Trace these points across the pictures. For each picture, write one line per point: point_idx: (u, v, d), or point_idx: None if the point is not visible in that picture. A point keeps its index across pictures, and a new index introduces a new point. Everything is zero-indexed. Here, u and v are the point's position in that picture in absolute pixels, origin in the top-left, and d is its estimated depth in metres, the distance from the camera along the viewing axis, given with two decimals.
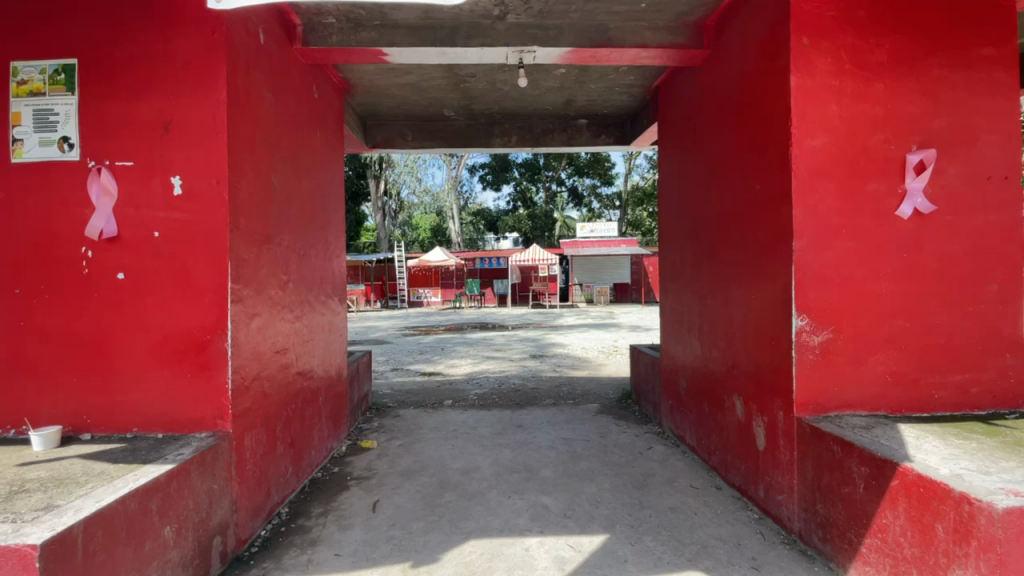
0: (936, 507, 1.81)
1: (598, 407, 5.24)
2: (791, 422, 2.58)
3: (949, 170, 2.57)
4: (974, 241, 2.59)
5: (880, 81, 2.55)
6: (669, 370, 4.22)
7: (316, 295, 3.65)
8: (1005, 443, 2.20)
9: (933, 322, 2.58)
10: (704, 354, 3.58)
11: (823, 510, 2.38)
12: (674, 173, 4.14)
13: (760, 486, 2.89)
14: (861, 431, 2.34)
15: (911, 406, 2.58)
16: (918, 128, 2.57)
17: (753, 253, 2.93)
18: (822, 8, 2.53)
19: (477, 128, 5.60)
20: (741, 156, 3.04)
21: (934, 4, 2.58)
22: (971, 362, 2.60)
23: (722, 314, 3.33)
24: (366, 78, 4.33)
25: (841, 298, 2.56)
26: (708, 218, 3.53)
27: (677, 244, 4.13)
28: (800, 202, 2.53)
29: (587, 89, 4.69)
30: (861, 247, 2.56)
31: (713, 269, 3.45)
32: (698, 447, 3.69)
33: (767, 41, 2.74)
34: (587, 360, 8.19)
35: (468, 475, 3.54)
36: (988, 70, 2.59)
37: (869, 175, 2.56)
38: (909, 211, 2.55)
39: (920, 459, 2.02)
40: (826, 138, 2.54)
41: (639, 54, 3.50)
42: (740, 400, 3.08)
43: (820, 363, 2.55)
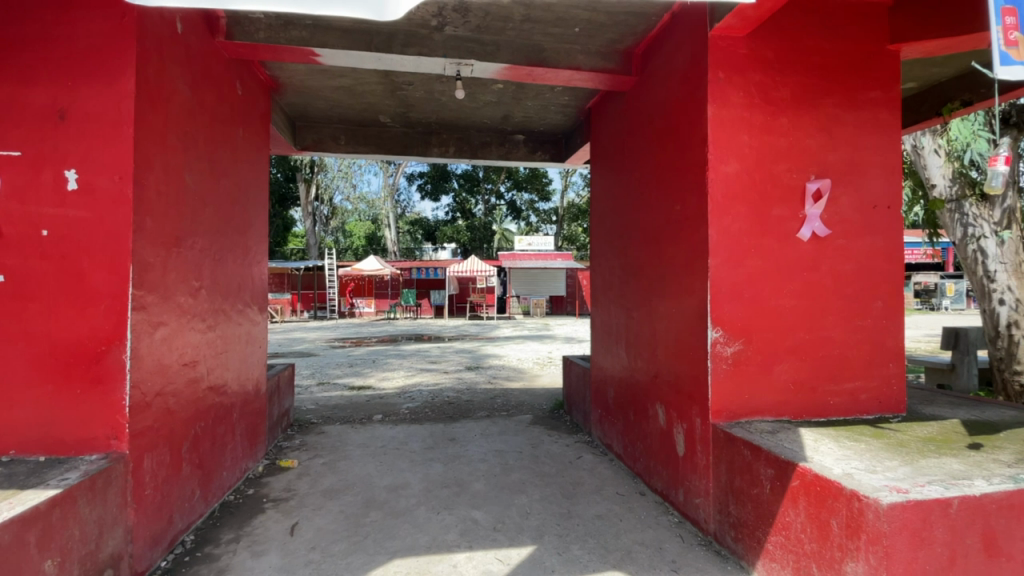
0: (831, 504, 1.99)
1: (532, 418, 5.28)
2: (707, 428, 2.74)
3: (841, 198, 2.88)
4: (862, 262, 2.90)
5: (784, 117, 2.82)
6: (598, 381, 4.35)
7: (232, 303, 3.41)
8: (887, 443, 2.46)
9: (830, 335, 2.86)
10: (630, 365, 3.72)
11: (735, 511, 2.54)
12: (604, 192, 4.30)
13: (679, 490, 3.03)
14: (768, 435, 2.53)
15: (810, 411, 2.83)
16: (816, 160, 2.85)
17: (674, 270, 3.10)
18: (736, 46, 2.77)
19: (414, 136, 5.53)
20: (664, 177, 3.23)
21: (830, 50, 2.89)
22: (861, 372, 2.90)
23: (647, 326, 3.48)
24: (296, 78, 4.17)
25: (750, 313, 2.77)
26: (634, 234, 3.70)
27: (606, 259, 4.30)
28: (715, 223, 2.72)
29: (524, 106, 4.80)
30: (769, 265, 2.79)
31: (639, 284, 3.62)
32: (624, 455, 3.81)
33: (688, 72, 2.95)
34: (522, 371, 8.24)
35: (396, 492, 3.43)
36: (873, 112, 2.93)
37: (775, 200, 2.80)
38: (808, 234, 2.82)
39: (817, 460, 2.21)
40: (738, 165, 2.76)
41: (573, 76, 3.63)
42: (662, 408, 3.22)
43: (732, 372, 2.73)
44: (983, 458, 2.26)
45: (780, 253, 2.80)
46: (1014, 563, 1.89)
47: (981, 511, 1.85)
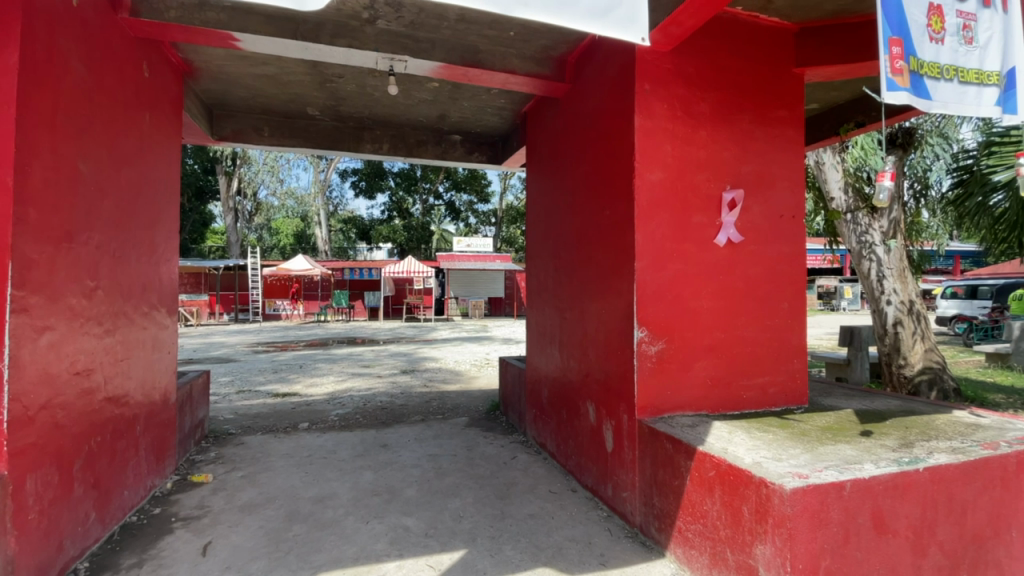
0: (742, 491, 2.14)
1: (467, 420, 5.25)
2: (633, 424, 2.85)
3: (752, 208, 3.11)
4: (771, 267, 3.15)
5: (704, 130, 3.00)
6: (533, 381, 4.40)
7: (135, 305, 3.10)
8: (791, 433, 2.68)
9: (742, 334, 3.08)
10: (563, 365, 3.80)
11: (659, 503, 2.66)
12: (539, 194, 4.37)
13: (608, 485, 3.13)
14: (688, 428, 2.68)
15: (726, 405, 3.03)
16: (731, 171, 3.06)
17: (603, 271, 3.21)
18: (660, 61, 2.92)
19: (346, 131, 5.33)
20: (595, 182, 3.34)
21: (744, 70, 3.11)
22: (770, 368, 3.15)
23: (578, 327, 3.56)
24: (214, 63, 3.89)
25: (672, 314, 2.92)
26: (567, 237, 3.78)
27: (541, 260, 4.36)
28: (640, 228, 2.84)
29: (460, 106, 4.77)
30: (689, 269, 2.96)
31: (571, 285, 3.70)
32: (557, 453, 3.89)
33: (617, 82, 3.06)
34: (459, 373, 8.18)
35: (322, 503, 3.27)
36: (781, 129, 3.19)
37: (695, 207, 2.98)
38: (723, 240, 3.02)
39: (731, 450, 2.37)
40: (661, 173, 2.90)
41: (508, 80, 3.64)
42: (592, 406, 3.31)
43: (656, 370, 2.87)
44: (871, 444, 2.52)
45: (699, 257, 2.98)
46: (896, 537, 2.12)
47: (869, 492, 2.06)
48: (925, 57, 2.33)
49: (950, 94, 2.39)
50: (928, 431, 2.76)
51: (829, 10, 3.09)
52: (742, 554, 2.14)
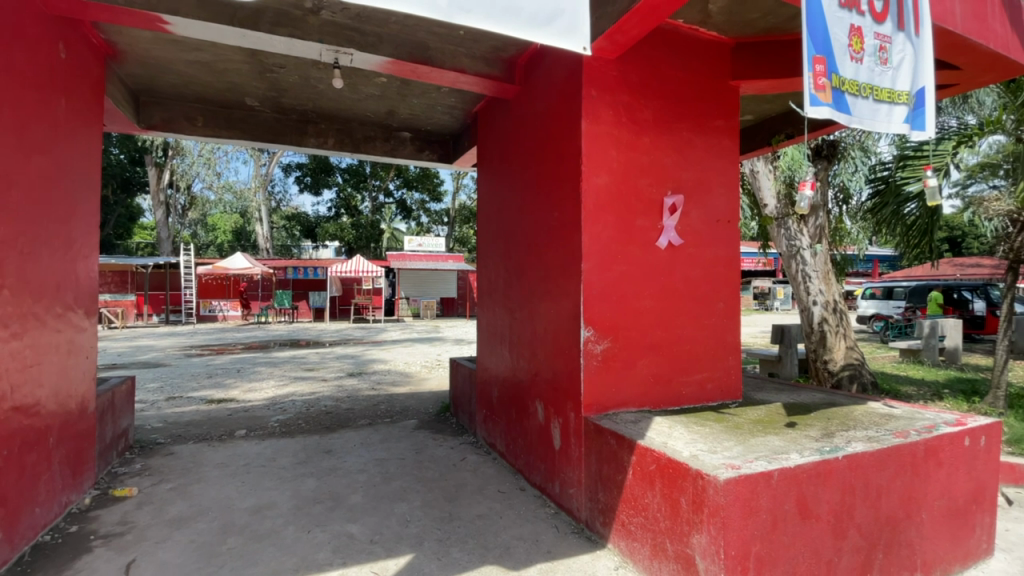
0: (680, 484, 2.24)
1: (416, 422, 5.17)
2: (580, 422, 2.91)
3: (692, 213, 3.26)
4: (709, 269, 3.32)
5: (647, 136, 3.11)
6: (483, 381, 4.40)
7: (47, 305, 2.84)
8: (727, 426, 2.83)
9: (682, 332, 3.21)
10: (512, 365, 3.81)
11: (604, 498, 2.73)
12: (489, 195, 4.37)
13: (555, 483, 3.18)
14: (631, 424, 2.77)
15: (667, 401, 3.15)
16: (673, 177, 3.20)
17: (552, 272, 3.26)
18: (605, 68, 3.01)
19: (288, 124, 5.12)
20: (543, 184, 3.39)
21: (685, 80, 3.25)
22: (707, 365, 3.30)
23: (527, 327, 3.59)
24: (141, 46, 3.62)
25: (617, 314, 3.01)
26: (517, 237, 3.80)
27: (491, 260, 4.36)
28: (587, 230, 2.91)
29: (409, 103, 4.70)
30: (633, 270, 3.06)
31: (520, 286, 3.73)
32: (507, 453, 3.90)
33: (565, 87, 3.13)
34: (409, 375, 8.05)
35: (260, 514, 3.12)
36: (718, 138, 3.36)
37: (639, 211, 3.09)
38: (665, 242, 3.15)
39: (671, 445, 2.47)
40: (607, 177, 2.99)
41: (458, 79, 3.62)
42: (541, 405, 3.35)
43: (601, 368, 2.94)
44: (797, 435, 2.71)
45: (642, 259, 3.09)
46: (819, 522, 2.28)
47: (794, 480, 2.21)
48: (845, 75, 2.52)
49: (866, 111, 2.61)
50: (847, 421, 2.99)
51: (761, 27, 3.29)
52: (681, 543, 2.24)
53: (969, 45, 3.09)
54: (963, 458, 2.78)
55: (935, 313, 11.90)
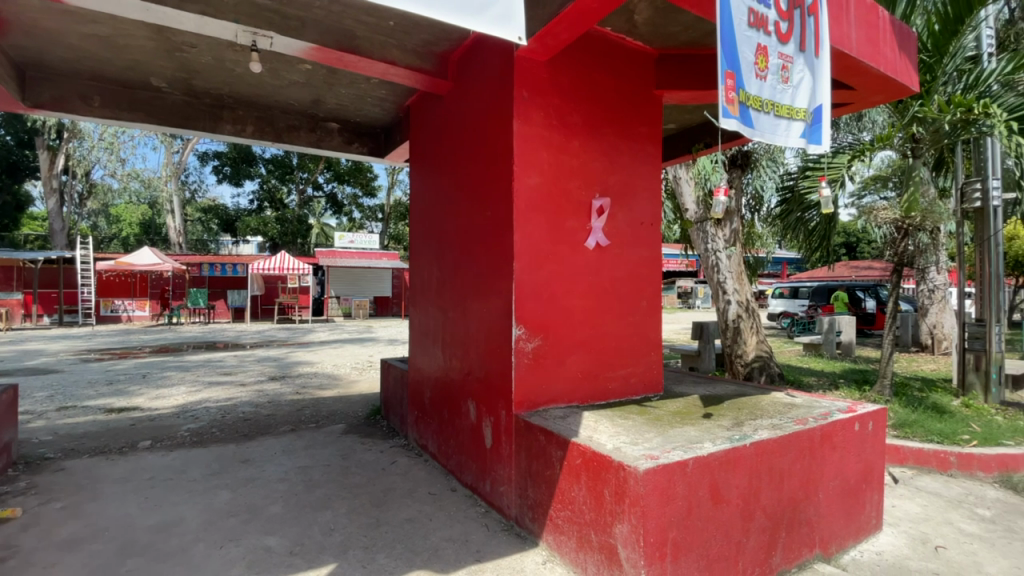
0: (604, 476, 2.32)
1: (344, 427, 4.97)
2: (510, 420, 2.93)
3: (618, 215, 3.38)
4: (634, 269, 3.46)
5: (576, 139, 3.19)
6: (414, 382, 4.30)
7: None
8: (649, 419, 2.96)
9: (609, 330, 3.33)
10: (444, 364, 3.76)
11: (533, 494, 2.77)
12: (422, 191, 4.27)
13: (487, 481, 3.18)
14: (559, 420, 2.83)
15: (594, 397, 3.25)
16: (600, 180, 3.30)
17: (484, 271, 3.24)
18: (537, 70, 3.05)
19: (202, 109, 4.74)
20: (476, 182, 3.37)
21: (612, 85, 3.36)
22: (632, 360, 3.45)
23: (460, 326, 3.55)
24: (22, 12, 3.20)
25: (547, 312, 3.05)
26: (449, 235, 3.75)
27: (423, 258, 4.26)
28: (518, 229, 2.93)
29: (337, 93, 4.50)
30: (563, 269, 3.12)
31: (452, 285, 3.68)
32: (438, 454, 3.84)
33: (497, 85, 3.13)
34: (337, 378, 7.72)
35: (165, 531, 2.86)
36: (642, 143, 3.51)
37: (569, 212, 3.16)
38: (593, 243, 3.24)
39: (596, 438, 2.55)
40: (538, 177, 3.03)
41: (387, 71, 3.50)
42: (473, 404, 3.33)
43: (531, 366, 2.98)
44: (711, 425, 2.89)
45: (572, 259, 3.16)
46: (729, 505, 2.45)
47: (707, 467, 2.35)
48: (752, 91, 2.73)
49: (769, 125, 2.84)
50: (755, 411, 3.23)
51: (682, 40, 3.48)
52: (605, 534, 2.33)
53: (862, 67, 3.43)
54: (854, 441, 3.09)
55: (843, 311, 12.88)
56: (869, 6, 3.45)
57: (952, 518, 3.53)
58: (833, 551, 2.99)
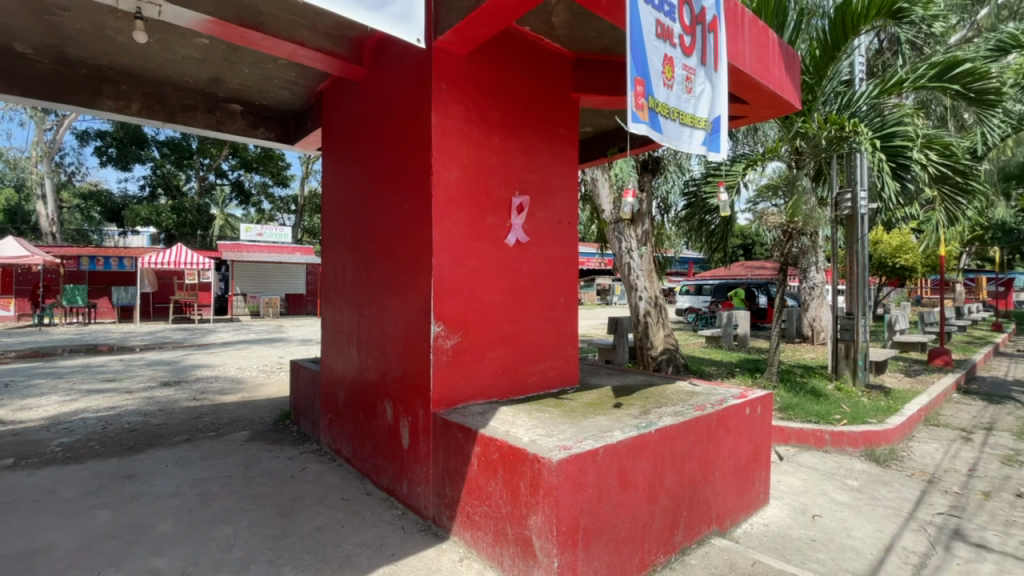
0: (519, 469, 2.35)
1: (249, 434, 4.62)
2: (428, 419, 2.88)
3: (537, 213, 3.44)
4: (552, 266, 3.54)
5: (496, 136, 3.20)
6: (327, 384, 4.08)
7: None
8: (564, 411, 3.05)
9: (527, 325, 3.38)
10: (359, 364, 3.60)
11: (451, 492, 2.75)
12: (335, 182, 4.06)
13: (403, 483, 3.10)
14: (477, 416, 2.83)
15: (513, 392, 3.29)
16: (520, 178, 3.33)
17: (402, 267, 3.14)
18: (456, 63, 3.01)
19: (76, 80, 4.15)
20: (392, 174, 3.26)
21: (531, 85, 3.41)
22: (549, 355, 3.53)
23: (376, 324, 3.42)
24: None
25: (466, 309, 3.03)
26: (365, 230, 3.59)
27: (336, 254, 4.05)
28: (437, 224, 2.88)
29: (239, 72, 4.15)
30: (483, 265, 3.12)
31: (368, 282, 3.53)
32: (353, 458, 3.68)
33: (415, 75, 3.05)
34: (242, 381, 7.16)
35: (28, 561, 2.49)
36: (560, 143, 3.60)
37: (488, 208, 3.16)
38: (513, 240, 3.27)
39: (512, 433, 2.58)
40: (458, 172, 2.99)
41: (296, 52, 3.26)
42: (389, 404, 3.23)
43: (450, 364, 2.94)
44: (621, 414, 3.04)
45: (491, 256, 3.16)
46: (636, 490, 2.58)
47: (616, 454, 2.47)
48: (660, 97, 2.89)
49: (674, 132, 3.02)
50: (661, 400, 3.44)
51: (598, 46, 3.61)
52: (520, 526, 2.37)
53: (755, 82, 3.76)
54: (745, 425, 3.40)
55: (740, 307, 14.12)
56: (761, 28, 3.80)
57: (826, 489, 4.01)
58: (728, 526, 3.27)
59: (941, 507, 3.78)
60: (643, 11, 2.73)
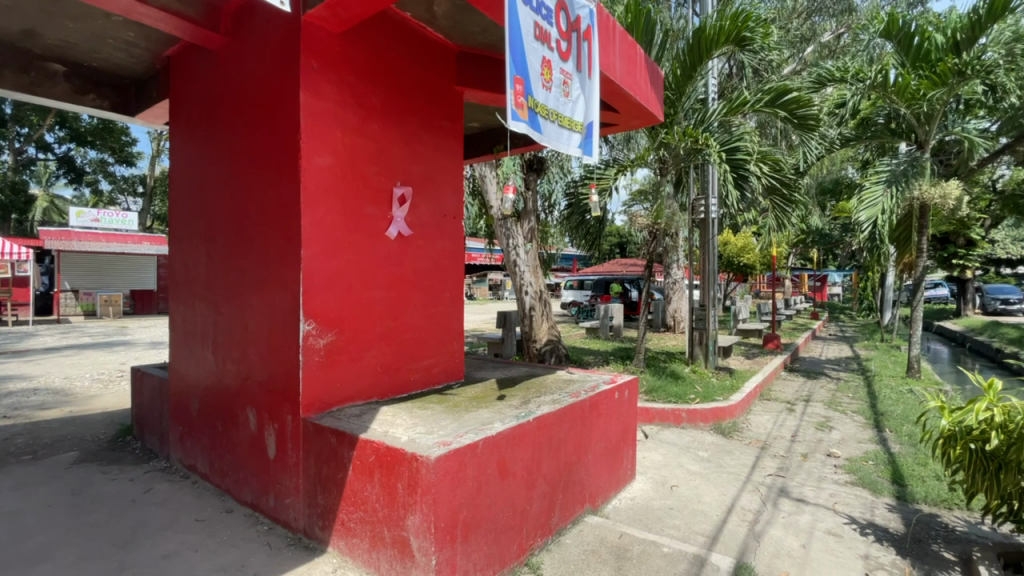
0: (396, 470, 2.29)
1: (78, 455, 3.92)
2: (297, 425, 2.67)
3: (419, 206, 3.36)
4: (436, 260, 3.49)
5: (374, 122, 3.05)
6: (177, 393, 3.60)
7: None
8: (445, 407, 3.03)
9: (410, 321, 3.30)
10: (216, 369, 3.23)
11: (323, 501, 2.60)
12: (186, 164, 3.57)
13: (270, 496, 2.86)
14: (353, 418, 2.69)
15: (393, 390, 3.19)
16: (401, 168, 3.23)
17: (266, 260, 2.87)
18: (329, 41, 2.81)
19: None
20: (254, 157, 2.96)
21: (412, 74, 3.31)
22: (433, 351, 3.48)
23: (236, 324, 3.09)
24: None
25: (341, 305, 2.86)
26: (222, 219, 3.21)
27: (186, 245, 3.57)
28: (308, 214, 2.68)
29: (60, 26, 3.46)
30: (360, 259, 2.97)
31: (226, 276, 3.17)
32: (210, 474, 3.30)
33: (281, 50, 2.79)
34: (69, 394, 6.05)
35: None
36: (444, 137, 3.55)
37: (366, 198, 3.00)
38: (394, 232, 3.16)
39: (390, 433, 2.50)
40: (330, 158, 2.81)
41: (135, 10, 2.77)
42: (253, 411, 2.94)
43: (323, 364, 2.77)
44: (502, 406, 3.10)
45: (370, 249, 3.02)
46: (514, 478, 2.66)
47: (494, 446, 2.51)
48: (538, 98, 2.98)
49: (552, 132, 3.12)
50: (541, 389, 3.59)
51: (481, 42, 3.62)
52: (397, 527, 2.31)
53: (625, 93, 4.06)
54: (615, 408, 3.68)
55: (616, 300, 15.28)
56: (630, 43, 4.10)
57: (683, 461, 4.51)
58: (600, 503, 3.51)
59: (770, 469, 4.45)
60: (522, 12, 2.79)
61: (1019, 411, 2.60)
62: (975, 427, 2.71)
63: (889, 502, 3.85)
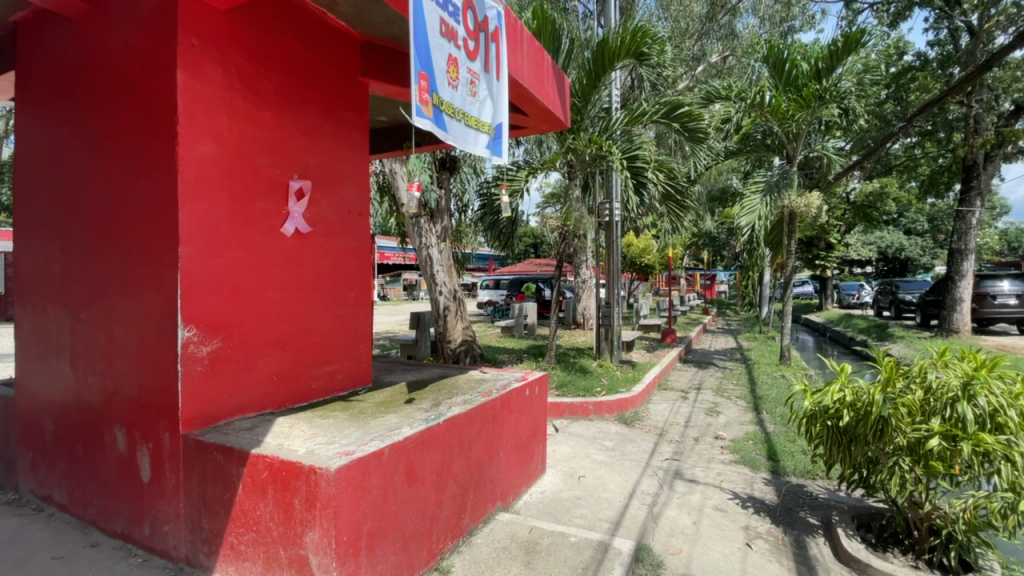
0: (293, 485, 2.15)
1: None
2: (175, 443, 2.41)
3: (320, 202, 3.18)
4: (340, 259, 3.33)
5: (266, 110, 2.84)
6: (26, 414, 3.10)
7: None
8: (350, 414, 2.90)
9: (310, 324, 3.11)
10: (76, 384, 2.82)
11: (209, 524, 2.38)
12: (35, 147, 3.07)
13: (144, 524, 2.55)
14: (244, 432, 2.49)
15: (291, 399, 3.00)
16: (298, 161, 3.03)
17: (136, 259, 2.55)
18: (213, 18, 2.57)
19: None
20: (122, 141, 2.62)
21: (310, 61, 3.13)
22: (336, 355, 3.32)
23: (100, 331, 2.71)
24: None
25: (228, 309, 2.63)
26: (81, 211, 2.81)
27: (35, 242, 3.07)
28: (187, 208, 2.42)
29: None
30: (251, 258, 2.75)
31: (86, 278, 2.78)
32: (69, 504, 2.87)
33: (153, 24, 2.50)
34: None
35: None
36: (348, 130, 3.39)
37: (257, 192, 2.78)
38: (290, 229, 2.96)
39: (286, 446, 2.34)
40: (214, 147, 2.57)
41: None
42: (122, 430, 2.61)
43: (207, 374, 2.53)
44: (411, 409, 3.04)
45: (263, 246, 2.81)
46: (423, 483, 2.61)
47: (402, 451, 2.45)
48: (444, 96, 2.95)
49: (459, 132, 3.12)
50: (452, 390, 3.56)
51: (386, 34, 3.50)
52: (294, 546, 2.17)
53: (533, 97, 4.15)
54: (525, 404, 3.75)
55: None
56: (538, 48, 4.20)
57: (589, 452, 4.72)
58: (511, 500, 3.56)
59: (667, 454, 4.81)
60: (427, 7, 2.75)
61: (865, 390, 3.05)
62: (831, 406, 3.14)
63: (765, 477, 4.33)
